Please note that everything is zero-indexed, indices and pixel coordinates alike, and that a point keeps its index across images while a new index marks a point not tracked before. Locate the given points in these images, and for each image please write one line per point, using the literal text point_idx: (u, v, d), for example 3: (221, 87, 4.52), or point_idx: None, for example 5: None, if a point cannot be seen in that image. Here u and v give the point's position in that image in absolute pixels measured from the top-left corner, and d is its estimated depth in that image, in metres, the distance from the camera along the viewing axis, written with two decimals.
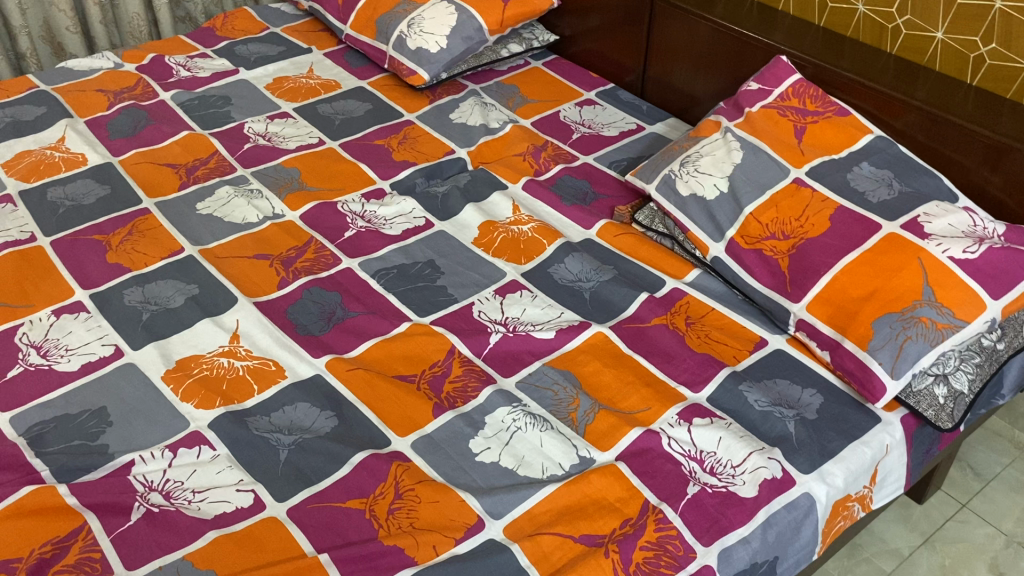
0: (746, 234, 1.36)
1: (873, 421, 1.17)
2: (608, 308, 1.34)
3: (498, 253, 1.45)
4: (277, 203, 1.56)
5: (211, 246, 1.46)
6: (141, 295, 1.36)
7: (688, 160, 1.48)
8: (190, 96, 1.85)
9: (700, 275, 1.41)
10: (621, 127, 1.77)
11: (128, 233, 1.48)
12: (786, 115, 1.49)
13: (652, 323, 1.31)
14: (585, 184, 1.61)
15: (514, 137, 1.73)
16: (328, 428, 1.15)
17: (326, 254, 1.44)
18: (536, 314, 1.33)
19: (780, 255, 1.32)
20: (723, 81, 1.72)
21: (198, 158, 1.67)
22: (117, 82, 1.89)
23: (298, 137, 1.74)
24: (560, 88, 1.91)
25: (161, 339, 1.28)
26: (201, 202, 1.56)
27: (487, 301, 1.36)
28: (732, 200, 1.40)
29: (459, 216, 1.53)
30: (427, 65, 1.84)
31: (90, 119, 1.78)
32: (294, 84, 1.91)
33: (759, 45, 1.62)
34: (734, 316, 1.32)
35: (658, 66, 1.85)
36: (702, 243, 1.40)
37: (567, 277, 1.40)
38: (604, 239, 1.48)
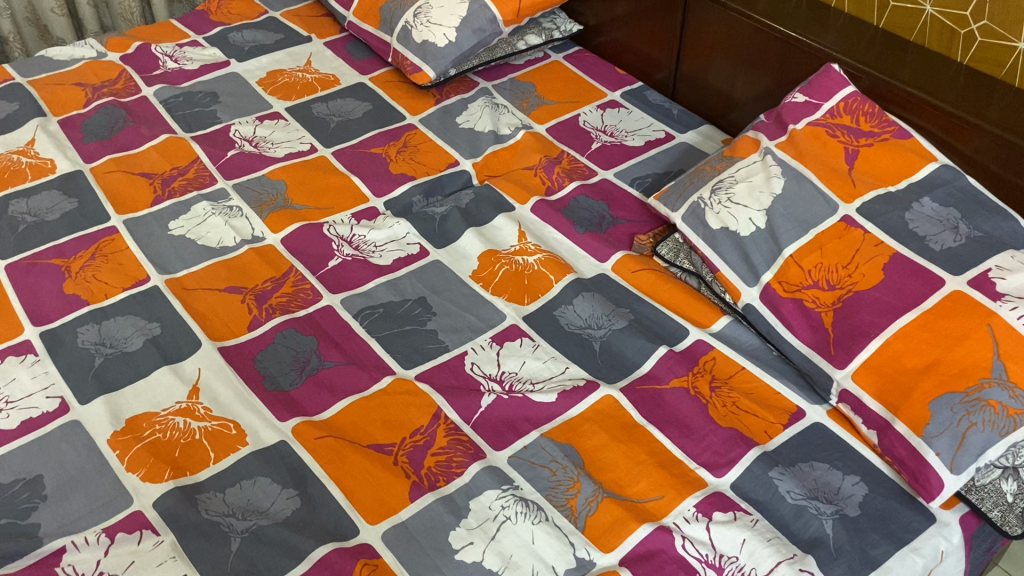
0: (785, 281, 1.18)
1: (927, 522, 0.99)
2: (620, 364, 1.17)
3: (499, 290, 1.28)
4: (257, 223, 1.40)
5: (180, 275, 1.31)
6: (97, 334, 1.21)
7: (721, 185, 1.29)
8: (174, 92, 1.69)
9: (729, 323, 1.23)
10: (647, 135, 1.58)
11: (91, 257, 1.33)
12: (836, 135, 1.29)
13: (671, 384, 1.13)
14: (602, 206, 1.42)
15: (526, 146, 1.55)
16: (289, 511, 1.00)
17: (306, 288, 1.28)
18: (536, 369, 1.16)
19: (823, 309, 1.14)
20: (766, 88, 1.51)
21: (176, 167, 1.51)
22: (98, 75, 1.74)
23: (288, 142, 1.57)
24: (581, 86, 1.71)
25: (113, 391, 1.14)
26: (174, 220, 1.41)
27: (482, 351, 1.19)
28: (769, 239, 1.21)
29: (458, 244, 1.36)
30: (433, 61, 1.65)
31: (64, 118, 1.62)
32: (289, 78, 1.73)
33: (808, 50, 1.42)
34: (767, 379, 1.14)
35: (692, 64, 1.64)
36: (732, 288, 1.21)
37: (575, 323, 1.22)
38: (620, 274, 1.30)
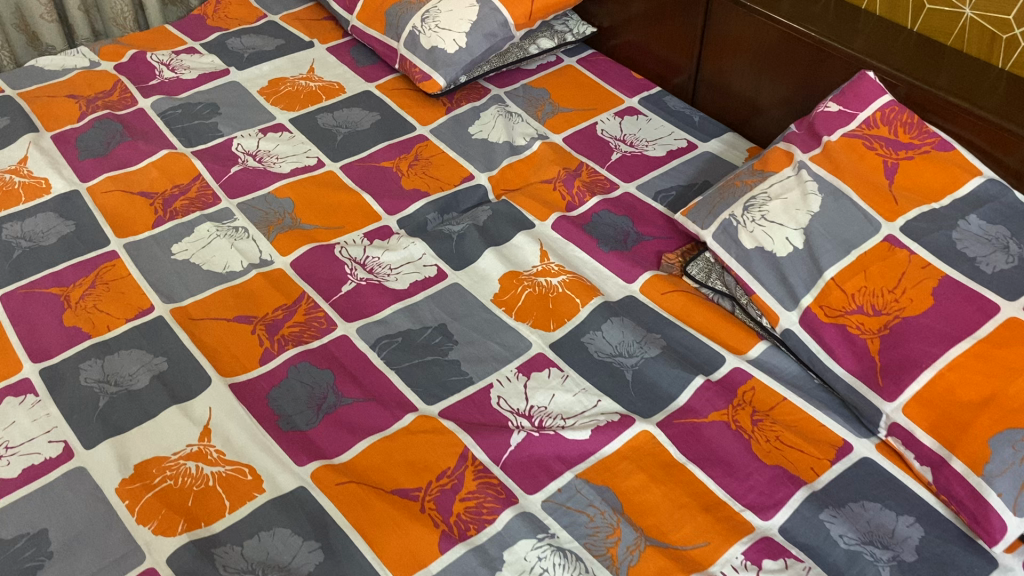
0: (826, 305, 1.12)
1: (988, 566, 0.94)
2: (655, 396, 1.11)
3: (523, 315, 1.22)
4: (265, 245, 1.33)
5: (186, 304, 1.24)
6: (100, 371, 1.15)
7: (753, 201, 1.23)
8: (172, 103, 1.62)
9: (766, 349, 1.17)
10: (668, 144, 1.51)
11: (91, 286, 1.27)
12: (873, 147, 1.23)
13: (710, 418, 1.07)
14: (626, 222, 1.36)
15: (543, 158, 1.49)
16: (312, 565, 0.94)
17: (319, 316, 1.21)
18: (566, 403, 1.10)
19: (868, 336, 1.08)
20: (794, 96, 1.45)
21: (177, 185, 1.44)
22: (91, 86, 1.66)
23: (293, 157, 1.50)
24: (597, 92, 1.64)
25: (120, 434, 1.07)
26: (177, 243, 1.34)
27: (508, 383, 1.13)
28: (808, 260, 1.15)
29: (477, 265, 1.30)
30: (443, 68, 1.58)
31: (58, 134, 1.55)
32: (291, 87, 1.66)
33: (840, 56, 1.35)
34: (810, 411, 1.09)
35: (714, 69, 1.58)
36: (770, 312, 1.15)
37: (605, 351, 1.16)
38: (648, 296, 1.24)
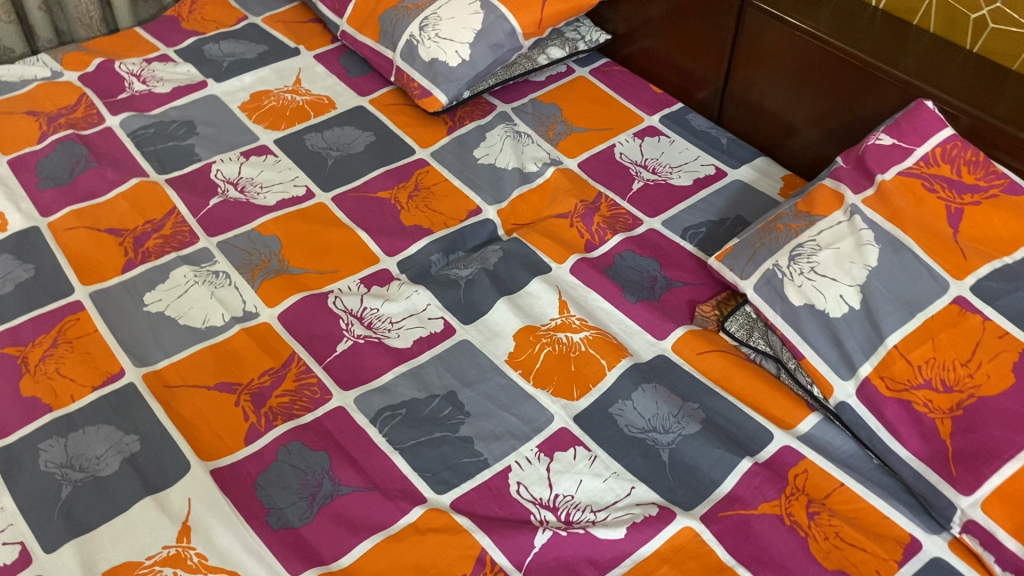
0: (888, 377, 0.99)
1: None
2: (696, 482, 0.98)
3: (542, 380, 1.08)
4: (249, 295, 1.19)
5: (160, 367, 1.10)
6: (62, 453, 1.00)
7: (800, 250, 1.09)
8: (144, 121, 1.46)
9: (818, 423, 1.04)
10: (694, 171, 1.39)
11: (51, 344, 1.11)
12: (934, 188, 1.09)
13: (760, 510, 0.95)
14: (652, 265, 1.23)
15: (557, 187, 1.35)
16: None
17: (311, 383, 1.08)
18: (596, 491, 0.97)
19: (938, 416, 0.95)
20: (835, 119, 1.31)
21: (149, 221, 1.29)
22: (53, 101, 1.50)
23: (279, 186, 1.35)
24: (614, 110, 1.52)
25: (85, 534, 0.93)
26: (149, 291, 1.19)
27: (530, 466, 0.99)
28: (866, 322, 1.02)
29: (488, 317, 1.16)
30: (445, 84, 1.43)
31: (15, 158, 1.38)
32: (276, 101, 1.51)
33: (891, 80, 1.21)
34: (872, 500, 0.96)
35: (745, 85, 1.44)
36: (823, 381, 1.02)
37: (637, 426, 1.03)
38: (682, 355, 1.11)
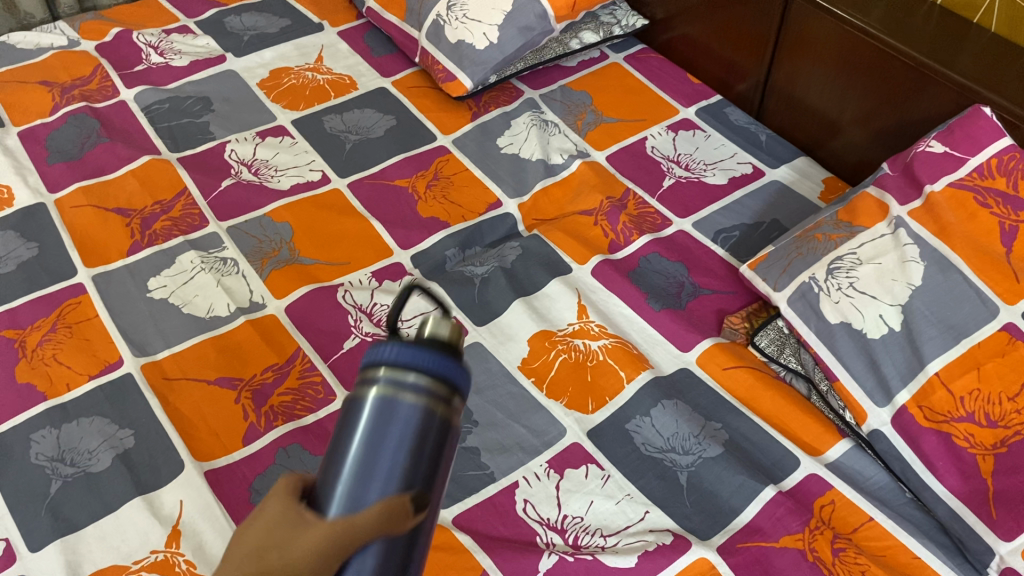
0: (927, 407, 0.92)
1: None
2: (714, 510, 0.92)
3: (556, 390, 1.03)
4: (256, 285, 1.14)
5: (160, 358, 1.05)
6: (54, 445, 0.96)
7: (839, 263, 1.02)
8: (159, 95, 1.42)
9: (849, 450, 0.98)
10: (729, 169, 1.31)
11: (51, 329, 1.07)
12: (987, 203, 1.00)
13: (781, 543, 0.89)
14: (679, 270, 1.17)
15: (583, 182, 1.29)
16: None
17: (315, 382, 1.03)
18: (607, 514, 0.91)
19: (979, 452, 0.88)
20: (882, 119, 1.23)
21: (159, 202, 1.24)
22: (68, 71, 1.46)
23: (294, 169, 1.30)
24: (648, 100, 1.44)
25: (72, 533, 0.88)
26: (154, 276, 1.14)
27: (538, 483, 0.94)
28: (906, 345, 0.95)
29: (503, 319, 1.10)
30: (470, 68, 1.37)
31: (26, 130, 1.34)
32: (296, 80, 1.46)
33: (945, 83, 1.12)
34: (903, 538, 0.89)
35: (789, 80, 1.36)
36: (856, 406, 0.96)
37: (655, 445, 0.97)
38: (707, 370, 1.05)
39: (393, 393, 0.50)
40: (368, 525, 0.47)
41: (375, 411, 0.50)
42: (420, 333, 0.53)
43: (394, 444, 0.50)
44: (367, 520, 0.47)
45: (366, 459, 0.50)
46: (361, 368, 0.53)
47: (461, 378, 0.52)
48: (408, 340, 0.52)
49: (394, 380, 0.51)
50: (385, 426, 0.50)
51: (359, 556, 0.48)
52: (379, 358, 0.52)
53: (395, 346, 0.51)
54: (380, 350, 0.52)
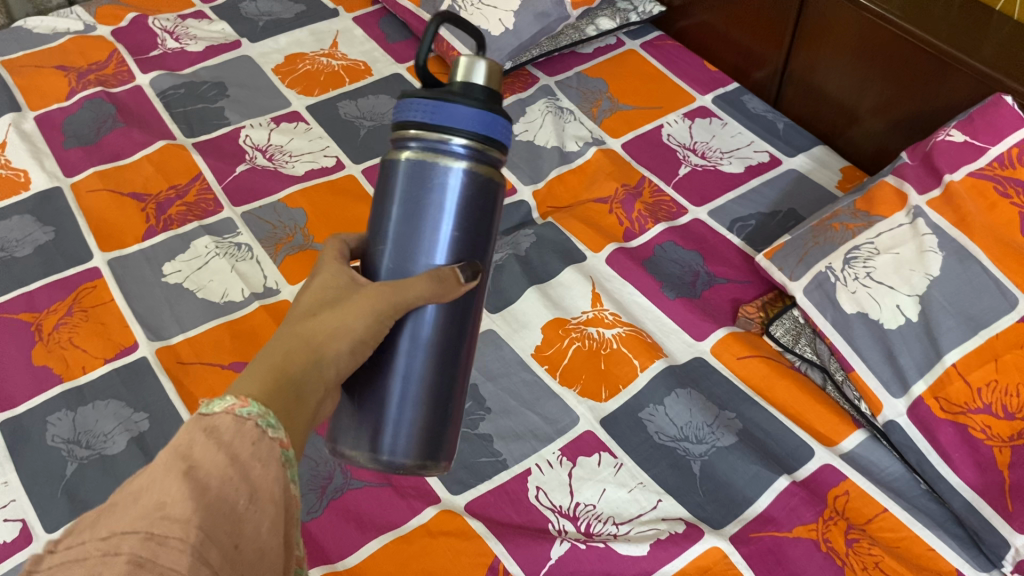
0: (944, 398, 0.91)
1: None
2: (727, 499, 0.92)
3: (569, 378, 1.03)
4: (271, 270, 1.14)
5: (175, 342, 1.06)
6: (70, 428, 0.97)
7: (856, 253, 1.01)
8: (175, 81, 1.42)
9: (864, 441, 0.97)
10: (746, 158, 1.31)
11: (67, 312, 1.08)
12: (1008, 193, 0.98)
13: (795, 533, 0.88)
14: (694, 258, 1.16)
15: (598, 170, 1.29)
16: None
17: None
18: (619, 502, 0.91)
19: (996, 444, 0.87)
20: (902, 107, 1.21)
21: (174, 187, 1.25)
22: (84, 56, 1.46)
23: (309, 155, 1.30)
24: (664, 87, 1.43)
25: None
26: (169, 261, 1.15)
27: (551, 471, 0.94)
28: (923, 336, 0.94)
29: (517, 307, 1.10)
30: (485, 53, 1.36)
31: (42, 114, 1.34)
32: (311, 65, 1.46)
33: (967, 71, 1.11)
34: (918, 529, 0.89)
35: (807, 68, 1.34)
36: (872, 397, 0.95)
37: (668, 434, 0.97)
38: (721, 359, 1.05)
39: (429, 158, 0.61)
40: (420, 288, 0.60)
41: (414, 173, 0.62)
42: (447, 85, 0.61)
43: (437, 209, 0.62)
44: (424, 284, 0.60)
45: (414, 225, 0.63)
46: (395, 125, 0.63)
47: (498, 131, 0.62)
48: (436, 96, 0.60)
49: (429, 145, 0.61)
50: (425, 192, 0.62)
51: (415, 321, 0.63)
52: (411, 118, 0.61)
53: (426, 106, 0.60)
54: (411, 106, 0.61)
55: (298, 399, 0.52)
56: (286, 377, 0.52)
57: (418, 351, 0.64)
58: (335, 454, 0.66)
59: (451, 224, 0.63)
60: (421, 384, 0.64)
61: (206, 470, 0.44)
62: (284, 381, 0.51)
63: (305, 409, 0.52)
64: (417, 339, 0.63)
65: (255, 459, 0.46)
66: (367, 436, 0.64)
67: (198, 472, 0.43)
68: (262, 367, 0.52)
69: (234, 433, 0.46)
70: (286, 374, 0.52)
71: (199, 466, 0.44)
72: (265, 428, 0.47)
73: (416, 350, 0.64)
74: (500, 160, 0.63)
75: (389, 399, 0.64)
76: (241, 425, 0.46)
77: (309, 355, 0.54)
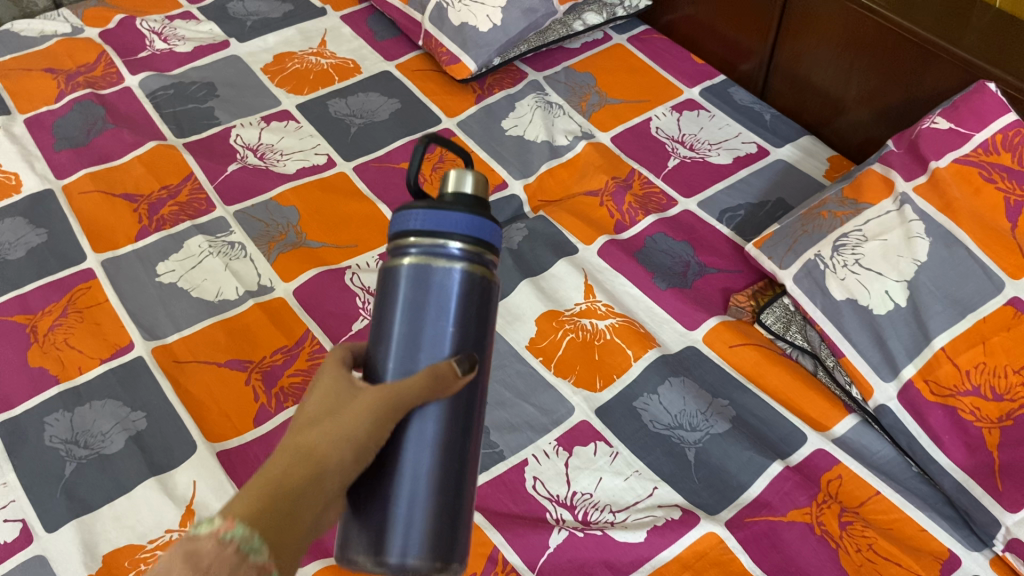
0: (933, 381, 0.93)
1: None
2: (722, 485, 0.93)
3: (564, 368, 1.04)
4: (264, 268, 1.15)
5: (171, 341, 1.06)
6: (68, 428, 0.97)
7: (845, 240, 1.02)
8: (163, 81, 1.42)
9: (855, 425, 0.99)
10: (734, 149, 1.32)
11: (61, 314, 1.08)
12: (993, 178, 0.99)
13: (789, 517, 0.89)
14: (684, 249, 1.18)
15: (588, 163, 1.30)
16: None
17: None
18: (616, 490, 0.92)
19: (985, 425, 0.89)
20: (887, 96, 1.23)
21: (165, 187, 1.25)
22: (72, 57, 1.46)
23: (299, 153, 1.31)
24: (652, 81, 1.45)
25: (87, 513, 0.89)
26: (162, 261, 1.15)
27: (547, 461, 0.95)
28: (912, 320, 0.96)
29: (510, 300, 1.11)
30: (474, 50, 1.38)
31: (32, 117, 1.35)
32: (299, 64, 1.46)
33: (950, 59, 1.12)
34: (911, 511, 0.90)
35: (793, 58, 1.36)
36: (862, 381, 0.97)
37: (663, 422, 0.98)
38: (714, 347, 1.06)
39: (429, 262, 0.61)
40: (417, 386, 0.58)
41: (414, 281, 0.61)
42: (438, 197, 0.63)
43: (438, 310, 0.61)
44: (420, 381, 0.59)
45: (415, 326, 0.61)
46: (394, 238, 0.63)
47: (491, 236, 0.63)
48: (431, 204, 0.62)
49: (427, 249, 0.61)
50: (425, 294, 0.61)
51: (418, 419, 0.60)
52: (410, 227, 0.62)
53: (422, 213, 0.61)
54: (409, 217, 0.62)
55: (291, 514, 0.53)
56: (272, 499, 0.53)
57: (423, 448, 0.60)
58: (343, 562, 0.61)
59: (451, 322, 0.61)
60: (428, 485, 0.60)
61: None
62: (274, 498, 0.53)
63: (293, 530, 0.53)
64: (422, 438, 0.60)
65: None
66: (373, 545, 0.60)
67: None
68: (256, 483, 0.53)
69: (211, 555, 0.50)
70: (278, 493, 0.53)
71: None
72: (246, 553, 0.50)
73: (419, 448, 0.60)
74: (496, 266, 0.64)
75: (395, 502, 0.60)
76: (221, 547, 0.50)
77: (307, 470, 0.55)
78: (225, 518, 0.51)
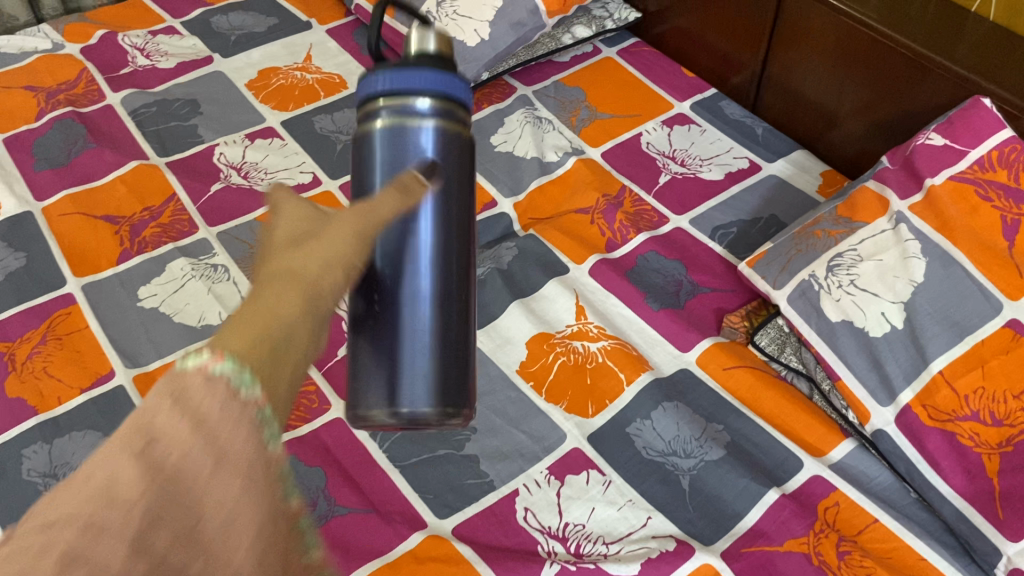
0: (931, 406, 0.91)
1: None
2: (717, 514, 0.91)
3: (555, 393, 1.01)
4: (249, 291, 1.12)
5: (153, 369, 1.04)
6: (46, 461, 0.94)
7: (839, 260, 1.00)
8: (146, 98, 1.40)
9: (852, 450, 0.97)
10: (726, 164, 1.30)
11: (40, 341, 1.06)
12: (989, 196, 0.98)
13: (786, 547, 0.87)
14: (677, 268, 1.16)
15: (578, 180, 1.28)
16: None
17: (310, 392, 1.01)
18: (609, 521, 0.90)
19: (985, 451, 0.87)
20: (881, 110, 1.21)
21: (147, 208, 1.22)
22: (52, 74, 1.43)
23: (284, 171, 1.29)
24: (642, 94, 1.43)
25: None
26: (144, 285, 1.13)
27: (539, 491, 0.93)
28: (909, 343, 0.94)
29: (500, 322, 1.09)
30: (462, 65, 1.36)
31: (11, 136, 1.32)
32: (284, 79, 1.44)
33: (944, 74, 1.10)
34: (910, 540, 0.88)
35: (784, 72, 1.34)
36: (859, 406, 0.95)
37: (656, 449, 0.96)
38: (707, 370, 1.04)
39: (399, 122, 0.62)
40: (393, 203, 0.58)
41: (388, 142, 0.63)
42: (402, 57, 0.64)
43: (412, 158, 0.62)
44: (390, 195, 0.58)
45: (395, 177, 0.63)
46: (361, 102, 0.65)
47: (458, 93, 0.64)
48: (394, 67, 0.63)
49: (397, 110, 0.62)
50: (402, 151, 0.62)
51: (412, 277, 0.62)
52: (376, 90, 0.63)
53: (386, 76, 0.62)
54: (375, 80, 0.63)
55: (292, 344, 0.45)
56: (277, 331, 0.44)
57: (420, 301, 0.62)
58: (356, 419, 0.64)
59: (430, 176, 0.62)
60: (433, 314, 0.63)
61: (168, 442, 0.39)
62: (273, 320, 0.45)
63: (290, 354, 0.45)
64: (417, 291, 0.62)
65: (229, 430, 0.40)
66: (385, 395, 0.62)
67: (160, 444, 0.39)
68: (245, 308, 0.45)
69: (206, 394, 0.40)
70: (273, 314, 0.45)
71: (164, 438, 0.39)
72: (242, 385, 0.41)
73: (417, 303, 0.62)
74: (468, 122, 0.66)
75: (400, 355, 0.62)
76: (230, 406, 0.40)
77: (304, 281, 0.48)
78: (216, 354, 0.42)
